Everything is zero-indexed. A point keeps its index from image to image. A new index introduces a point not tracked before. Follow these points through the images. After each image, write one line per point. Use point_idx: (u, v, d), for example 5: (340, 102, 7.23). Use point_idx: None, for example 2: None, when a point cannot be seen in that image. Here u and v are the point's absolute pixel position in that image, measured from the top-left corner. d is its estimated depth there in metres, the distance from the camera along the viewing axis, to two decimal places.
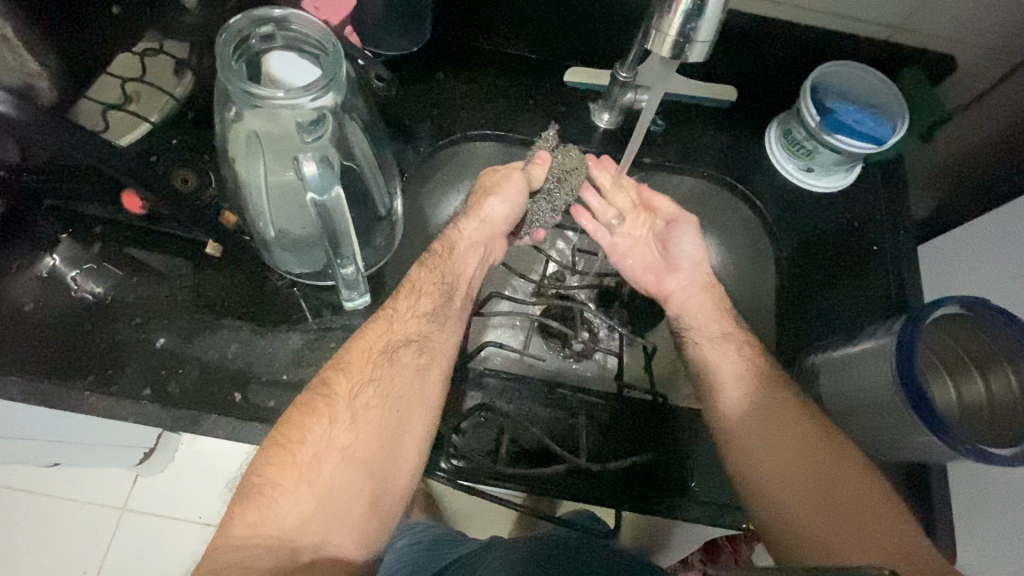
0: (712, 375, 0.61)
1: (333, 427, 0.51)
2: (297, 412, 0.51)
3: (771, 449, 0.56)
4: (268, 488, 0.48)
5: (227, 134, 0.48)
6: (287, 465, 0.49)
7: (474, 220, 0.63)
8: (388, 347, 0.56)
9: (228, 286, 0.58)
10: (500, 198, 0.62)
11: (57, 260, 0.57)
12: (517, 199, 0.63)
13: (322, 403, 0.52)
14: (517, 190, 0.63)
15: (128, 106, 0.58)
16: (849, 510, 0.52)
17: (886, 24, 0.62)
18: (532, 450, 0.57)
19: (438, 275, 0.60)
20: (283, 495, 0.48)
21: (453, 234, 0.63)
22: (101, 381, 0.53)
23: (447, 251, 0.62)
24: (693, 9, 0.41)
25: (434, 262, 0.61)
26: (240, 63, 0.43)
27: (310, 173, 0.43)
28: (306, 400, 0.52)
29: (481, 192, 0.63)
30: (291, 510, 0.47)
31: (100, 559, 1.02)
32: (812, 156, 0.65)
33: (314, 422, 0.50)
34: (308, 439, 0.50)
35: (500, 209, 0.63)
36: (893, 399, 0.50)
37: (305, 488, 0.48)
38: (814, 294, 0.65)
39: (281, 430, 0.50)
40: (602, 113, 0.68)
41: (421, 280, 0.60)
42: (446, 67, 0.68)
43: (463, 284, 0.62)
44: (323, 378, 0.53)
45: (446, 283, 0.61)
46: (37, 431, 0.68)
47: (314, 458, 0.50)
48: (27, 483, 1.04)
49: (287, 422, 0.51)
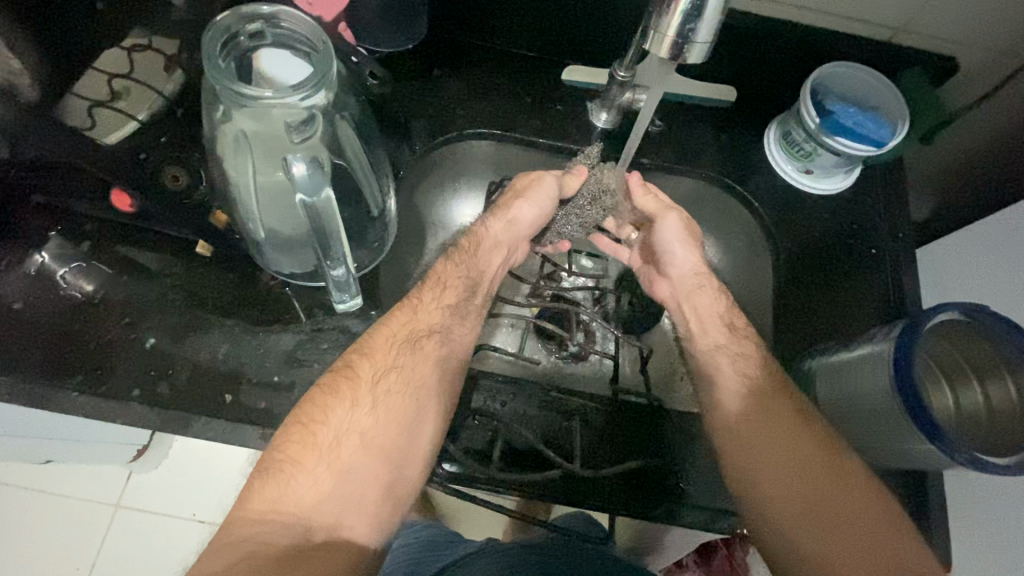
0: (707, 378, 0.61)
1: (355, 409, 0.51)
2: (319, 392, 0.51)
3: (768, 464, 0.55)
4: (287, 465, 0.48)
5: (215, 133, 0.48)
6: (308, 443, 0.49)
7: (503, 223, 0.63)
8: (412, 334, 0.56)
9: (220, 285, 0.58)
10: (529, 201, 0.62)
11: (47, 257, 0.56)
12: (537, 211, 0.63)
13: (345, 384, 0.51)
14: (548, 196, 0.63)
15: (115, 103, 0.56)
16: (841, 517, 0.52)
17: (887, 25, 0.61)
18: (526, 453, 0.56)
19: (468, 264, 0.61)
20: (303, 473, 0.48)
21: (480, 231, 0.63)
22: (90, 381, 0.52)
23: (474, 246, 0.62)
24: (692, 10, 0.40)
25: (462, 257, 0.62)
26: (227, 61, 0.42)
27: (299, 173, 0.42)
28: (331, 381, 0.51)
29: (508, 198, 0.63)
30: (310, 488, 0.48)
31: (94, 555, 1.02)
32: (812, 157, 0.64)
33: (337, 404, 0.51)
34: (331, 420, 0.50)
35: (527, 213, 0.62)
36: (890, 407, 0.50)
37: (324, 468, 0.49)
38: (811, 298, 0.65)
39: (303, 410, 0.50)
40: (600, 113, 0.67)
41: (445, 273, 0.60)
42: (443, 64, 0.68)
43: (496, 266, 0.63)
44: (347, 361, 0.53)
45: (472, 280, 0.61)
46: (29, 428, 0.68)
47: (335, 441, 0.50)
48: (22, 479, 1.04)
49: (310, 401, 0.50)
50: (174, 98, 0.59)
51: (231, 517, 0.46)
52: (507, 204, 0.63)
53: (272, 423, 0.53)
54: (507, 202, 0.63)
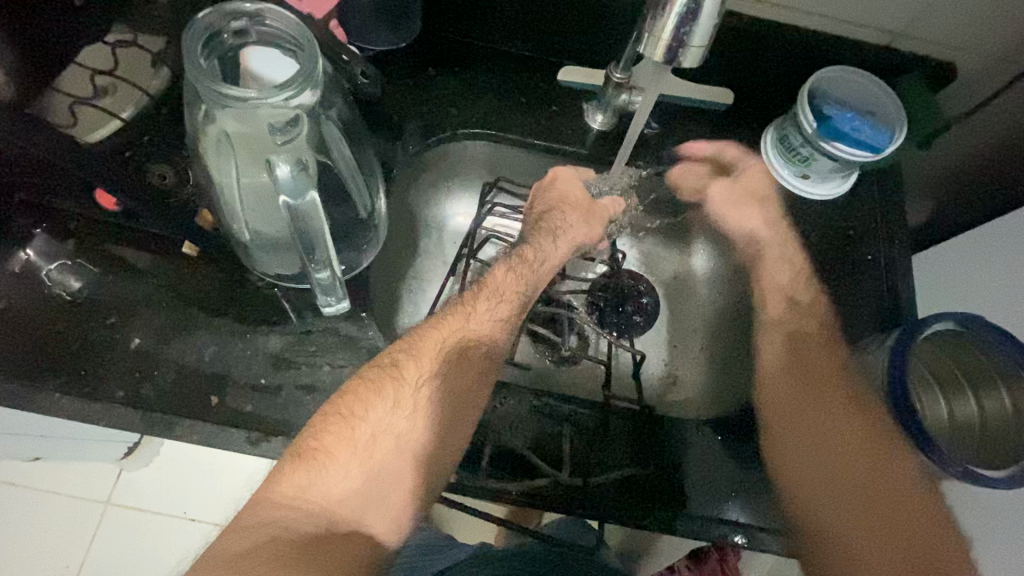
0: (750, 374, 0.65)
1: (394, 411, 0.51)
2: (362, 386, 0.50)
3: (818, 470, 0.59)
4: (320, 453, 0.48)
5: (197, 133, 0.47)
6: (343, 436, 0.49)
7: (565, 247, 0.67)
8: (459, 344, 0.56)
9: (207, 285, 0.57)
10: (581, 227, 0.68)
11: (32, 253, 0.55)
12: (586, 233, 0.69)
13: (390, 384, 0.51)
14: (598, 223, 0.69)
15: (99, 101, 0.55)
16: (872, 476, 0.58)
17: (886, 29, 0.61)
18: (517, 460, 0.54)
19: (529, 278, 0.63)
20: (334, 466, 0.48)
21: (545, 249, 0.65)
22: (73, 382, 0.52)
23: (537, 262, 0.64)
24: (687, 12, 0.39)
25: (521, 270, 0.62)
26: (210, 60, 0.41)
27: (283, 176, 0.42)
28: (376, 377, 0.51)
29: (559, 214, 0.66)
30: (338, 480, 0.48)
31: (84, 553, 1.01)
32: (809, 162, 0.64)
33: (379, 402, 0.50)
34: (370, 416, 0.50)
35: (570, 232, 0.67)
36: None
37: (356, 464, 0.49)
38: (807, 305, 0.64)
39: (345, 400, 0.50)
40: (596, 114, 0.66)
41: (503, 285, 0.61)
42: (437, 63, 0.67)
43: (547, 272, 0.65)
44: (394, 360, 0.52)
45: (524, 292, 0.62)
46: (15, 426, 0.67)
47: (371, 437, 0.50)
48: (10, 477, 1.03)
49: (351, 393, 0.50)
50: (159, 95, 0.59)
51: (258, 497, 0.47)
52: (563, 223, 0.67)
53: (260, 426, 0.52)
54: (560, 220, 0.66)
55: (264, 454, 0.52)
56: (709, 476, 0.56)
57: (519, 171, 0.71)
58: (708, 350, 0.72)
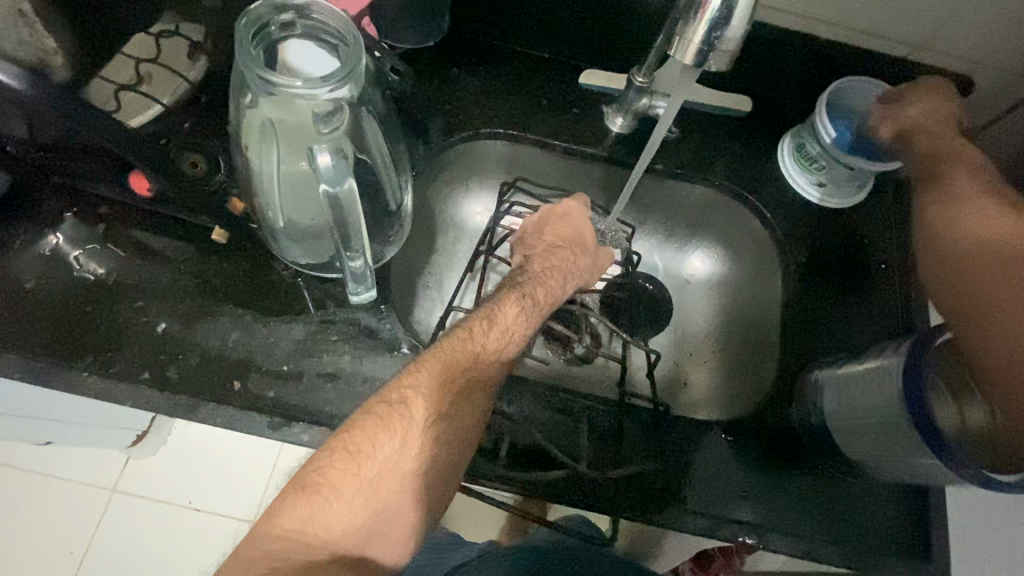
0: (797, 354, 0.63)
1: (402, 450, 0.46)
2: (370, 421, 0.45)
3: (963, 272, 0.50)
4: (325, 488, 0.43)
5: (241, 121, 0.48)
6: (350, 472, 0.44)
7: (570, 289, 0.63)
8: (469, 383, 0.50)
9: (231, 274, 0.58)
10: (585, 267, 0.65)
11: (61, 239, 0.56)
12: (588, 276, 0.65)
13: (398, 419, 0.46)
14: (602, 266, 0.67)
15: (139, 87, 0.57)
16: None
17: (906, 41, 0.63)
18: (533, 453, 0.55)
19: (537, 316, 0.58)
20: (338, 502, 0.43)
21: (557, 286, 0.61)
22: (100, 363, 0.53)
23: (546, 303, 0.59)
24: (719, 18, 0.40)
25: (531, 309, 0.57)
26: (258, 49, 0.43)
27: (323, 164, 0.43)
28: (381, 411, 0.46)
29: (567, 252, 0.64)
30: (342, 517, 0.43)
31: (88, 539, 1.02)
32: (825, 170, 0.66)
33: (386, 440, 0.45)
34: (378, 455, 0.45)
35: (583, 266, 0.64)
36: (888, 423, 0.50)
37: (361, 502, 0.44)
38: (825, 312, 0.64)
39: (352, 436, 0.45)
40: (616, 118, 0.68)
41: (512, 324, 0.55)
42: (461, 62, 0.68)
43: (551, 309, 0.61)
44: (402, 396, 0.47)
45: (530, 333, 0.57)
46: (30, 407, 0.68)
47: (378, 475, 0.45)
48: (18, 460, 1.04)
49: (358, 428, 0.45)
50: (199, 84, 0.60)
51: (256, 532, 0.42)
52: (570, 261, 0.63)
53: (282, 411, 0.53)
54: (567, 258, 0.63)
55: (284, 439, 0.53)
56: (718, 480, 0.57)
57: (538, 172, 0.72)
58: (717, 353, 0.73)
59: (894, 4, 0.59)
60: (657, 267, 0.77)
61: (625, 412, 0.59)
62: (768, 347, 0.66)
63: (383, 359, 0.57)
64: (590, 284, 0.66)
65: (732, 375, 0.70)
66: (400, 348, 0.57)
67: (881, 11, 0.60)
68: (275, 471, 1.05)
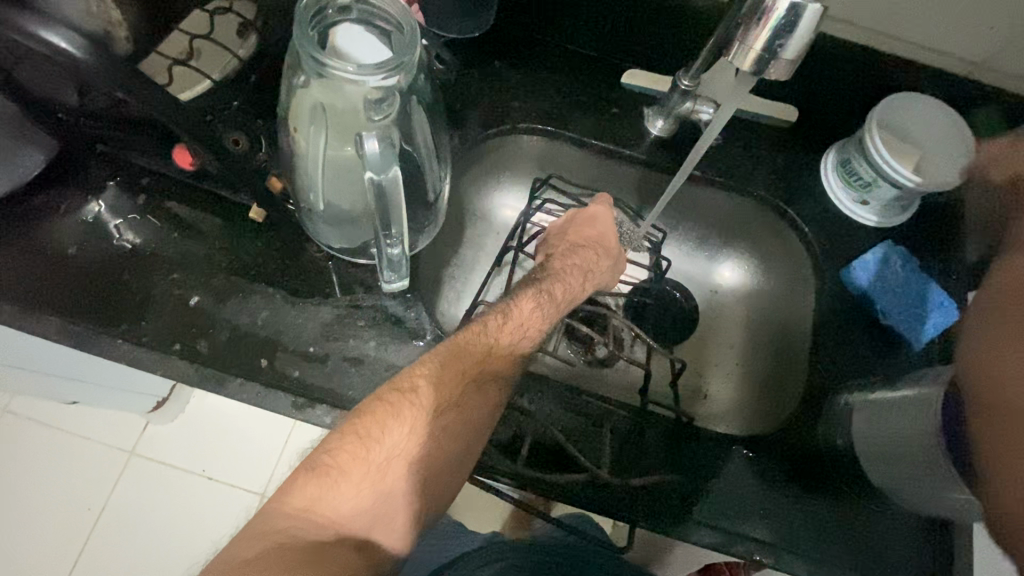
0: (826, 375, 0.61)
1: (412, 438, 0.45)
2: (379, 408, 0.45)
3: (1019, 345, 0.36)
4: (333, 470, 0.43)
5: (291, 101, 0.49)
6: (358, 457, 0.43)
7: (589, 288, 0.62)
8: (481, 376, 0.50)
9: (264, 252, 0.58)
10: (609, 267, 0.65)
11: (103, 207, 0.58)
12: (606, 279, 0.65)
13: (408, 408, 0.46)
14: (620, 267, 0.67)
15: (191, 62, 0.58)
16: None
17: (968, 59, 0.60)
18: (548, 451, 0.55)
19: (553, 313, 0.57)
20: (346, 484, 0.43)
21: (577, 288, 0.61)
22: (134, 331, 0.54)
23: (564, 300, 0.58)
24: (783, 26, 0.39)
25: (548, 306, 0.56)
26: (315, 32, 0.44)
27: (371, 150, 0.43)
28: (391, 398, 0.46)
29: (589, 253, 0.63)
30: (348, 499, 0.43)
31: (105, 498, 1.04)
32: (869, 188, 0.63)
33: (395, 427, 0.45)
34: (386, 440, 0.44)
35: (605, 265, 0.64)
36: (922, 454, 0.48)
37: (368, 485, 0.44)
38: (858, 334, 0.62)
39: (362, 421, 0.44)
40: (657, 120, 0.66)
41: (528, 319, 0.54)
42: (504, 55, 0.67)
43: (569, 309, 0.60)
44: (414, 385, 0.47)
45: (545, 328, 0.56)
46: (62, 366, 0.70)
47: (386, 461, 0.44)
48: (46, 416, 1.07)
49: (369, 412, 0.45)
50: (248, 62, 0.61)
51: (266, 508, 0.41)
52: (591, 262, 0.63)
53: (305, 392, 0.53)
54: (590, 259, 0.63)
55: (306, 419, 0.53)
56: (730, 491, 0.56)
57: (573, 170, 0.71)
58: (740, 366, 0.72)
59: (958, 20, 0.57)
60: (687, 275, 0.76)
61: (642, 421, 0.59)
62: (795, 365, 0.65)
63: (408, 347, 0.57)
64: (607, 286, 0.66)
65: (755, 390, 0.70)
66: (424, 337, 0.57)
67: (947, 26, 0.58)
68: (287, 448, 1.07)
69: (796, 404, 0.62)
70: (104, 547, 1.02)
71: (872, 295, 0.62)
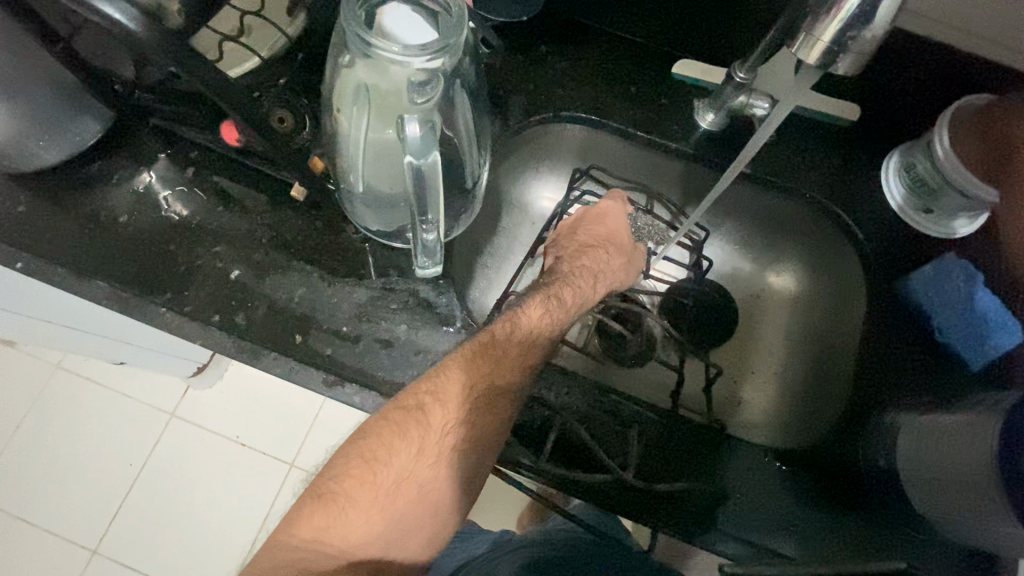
0: (875, 394, 0.58)
1: (418, 458, 0.45)
2: (386, 428, 0.45)
3: None
4: (340, 498, 0.43)
5: (336, 81, 0.49)
6: (365, 481, 0.44)
7: (601, 290, 0.61)
8: (489, 390, 0.48)
9: (304, 230, 0.59)
10: (625, 266, 0.65)
11: (153, 177, 0.59)
12: (622, 276, 0.64)
13: (415, 427, 0.45)
14: (641, 262, 0.67)
15: (241, 39, 0.59)
16: None
17: None
18: (575, 450, 0.54)
19: (562, 317, 0.56)
20: (354, 511, 0.43)
21: (589, 291, 0.60)
22: (177, 300, 0.55)
23: (573, 304, 0.57)
24: (859, 15, 0.36)
25: (556, 309, 0.55)
26: (363, 10, 0.44)
27: (412, 134, 0.43)
28: (399, 418, 0.45)
29: (601, 251, 0.62)
30: (358, 528, 0.43)
31: (145, 456, 1.10)
32: (935, 195, 0.59)
33: (404, 448, 0.44)
34: (394, 463, 0.44)
35: (616, 261, 0.64)
36: (970, 482, 0.44)
37: (379, 511, 0.44)
38: (908, 350, 0.59)
39: (368, 444, 0.44)
40: (708, 114, 0.63)
41: (536, 325, 0.53)
42: (550, 41, 0.66)
43: (578, 311, 0.59)
44: (420, 402, 0.45)
45: (554, 335, 0.55)
46: (112, 329, 0.73)
47: (394, 484, 0.44)
48: (96, 375, 1.13)
49: (376, 434, 0.45)
50: (296, 40, 0.62)
51: None
52: (602, 261, 0.62)
53: (336, 370, 0.54)
54: (600, 259, 0.62)
55: (336, 397, 0.54)
56: (755, 501, 0.55)
57: (615, 162, 0.69)
58: (778, 373, 0.70)
59: None
60: (728, 276, 0.74)
61: (652, 441, 0.57)
62: (841, 374, 0.63)
63: (439, 333, 0.56)
64: (622, 285, 0.65)
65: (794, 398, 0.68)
66: (455, 324, 0.57)
67: None
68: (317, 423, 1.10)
69: (840, 414, 0.61)
70: (143, 503, 1.07)
71: (925, 304, 0.58)
